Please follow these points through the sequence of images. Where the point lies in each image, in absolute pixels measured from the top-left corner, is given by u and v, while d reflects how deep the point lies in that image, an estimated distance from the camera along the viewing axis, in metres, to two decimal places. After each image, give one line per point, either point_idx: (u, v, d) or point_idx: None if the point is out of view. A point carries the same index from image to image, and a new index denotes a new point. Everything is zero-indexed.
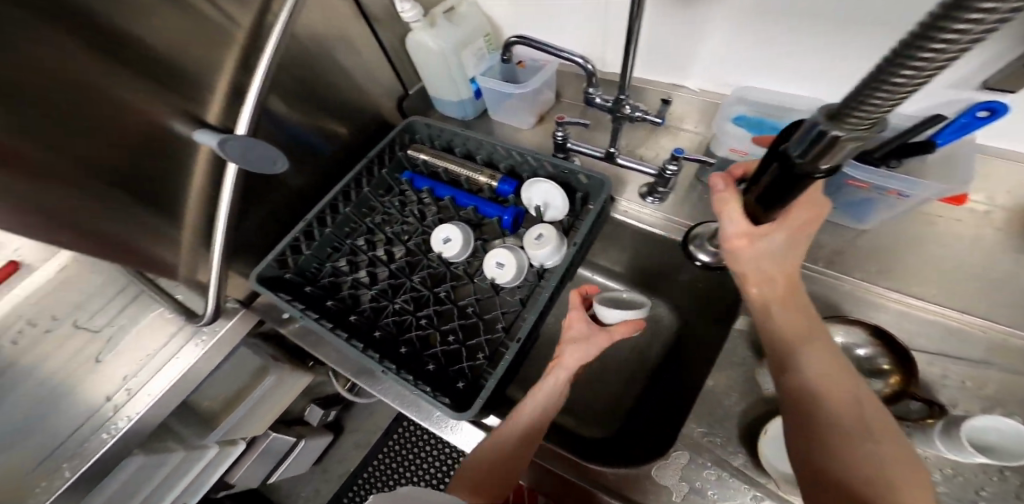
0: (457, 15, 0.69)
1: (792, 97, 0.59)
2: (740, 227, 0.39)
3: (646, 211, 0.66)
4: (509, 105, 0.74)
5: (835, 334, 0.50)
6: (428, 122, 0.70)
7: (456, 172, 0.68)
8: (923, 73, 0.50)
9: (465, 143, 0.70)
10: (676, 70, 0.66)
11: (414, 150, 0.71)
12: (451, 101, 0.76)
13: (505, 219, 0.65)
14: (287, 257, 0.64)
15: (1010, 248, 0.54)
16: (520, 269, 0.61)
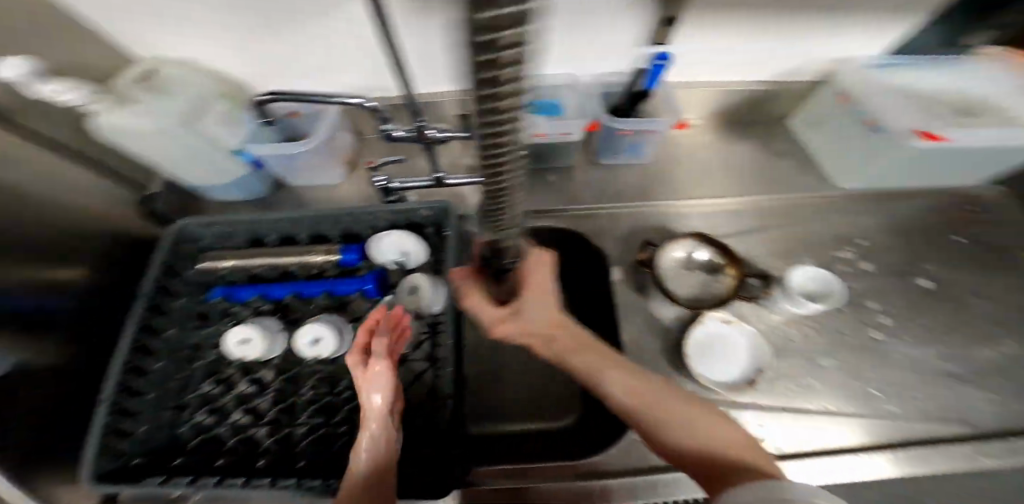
0: (161, 80, 0.55)
1: (557, 76, 0.65)
2: (493, 313, 0.46)
3: None
4: (304, 166, 0.68)
5: (679, 250, 0.61)
6: (211, 221, 0.57)
7: (285, 263, 0.58)
8: (613, 36, 0.60)
9: (276, 229, 0.60)
10: (447, 79, 0.66)
11: (212, 260, 0.57)
12: (223, 184, 0.65)
13: (368, 288, 0.58)
14: (111, 442, 0.44)
15: (723, 143, 0.76)
16: (412, 327, 0.54)
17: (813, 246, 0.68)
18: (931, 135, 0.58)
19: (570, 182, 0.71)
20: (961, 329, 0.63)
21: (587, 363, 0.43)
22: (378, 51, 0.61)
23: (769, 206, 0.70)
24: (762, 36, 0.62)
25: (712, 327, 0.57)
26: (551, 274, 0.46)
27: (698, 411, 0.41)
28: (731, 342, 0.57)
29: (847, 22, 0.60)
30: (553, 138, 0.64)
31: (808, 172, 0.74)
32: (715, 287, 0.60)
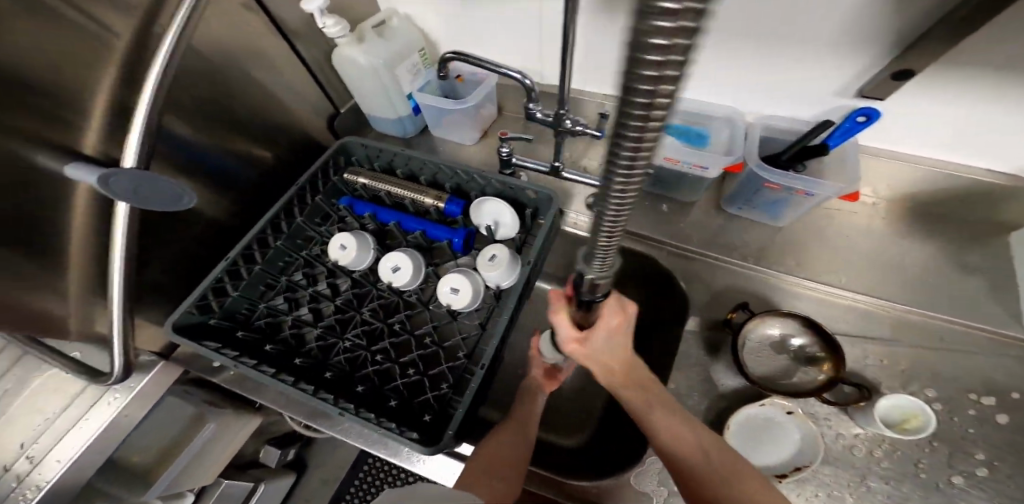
0: (387, 30, 0.66)
1: (715, 105, 0.61)
2: (571, 333, 0.44)
3: (590, 222, 0.68)
4: (449, 121, 0.73)
5: (770, 327, 0.55)
6: (364, 142, 0.66)
7: (398, 194, 0.64)
8: (818, 83, 0.53)
9: (409, 166, 0.66)
10: (607, 82, 0.66)
11: (351, 174, 0.66)
12: (388, 119, 0.74)
13: (455, 242, 0.62)
14: (209, 300, 0.55)
15: (894, 232, 0.62)
16: (476, 292, 0.57)
17: (950, 391, 0.53)
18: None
19: (684, 216, 0.66)
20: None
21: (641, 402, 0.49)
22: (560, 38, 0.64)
23: (914, 325, 0.57)
24: (992, 110, 0.49)
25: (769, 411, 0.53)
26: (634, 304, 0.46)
27: (743, 474, 0.44)
28: (784, 431, 0.52)
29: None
30: (687, 169, 0.58)
31: (998, 299, 0.56)
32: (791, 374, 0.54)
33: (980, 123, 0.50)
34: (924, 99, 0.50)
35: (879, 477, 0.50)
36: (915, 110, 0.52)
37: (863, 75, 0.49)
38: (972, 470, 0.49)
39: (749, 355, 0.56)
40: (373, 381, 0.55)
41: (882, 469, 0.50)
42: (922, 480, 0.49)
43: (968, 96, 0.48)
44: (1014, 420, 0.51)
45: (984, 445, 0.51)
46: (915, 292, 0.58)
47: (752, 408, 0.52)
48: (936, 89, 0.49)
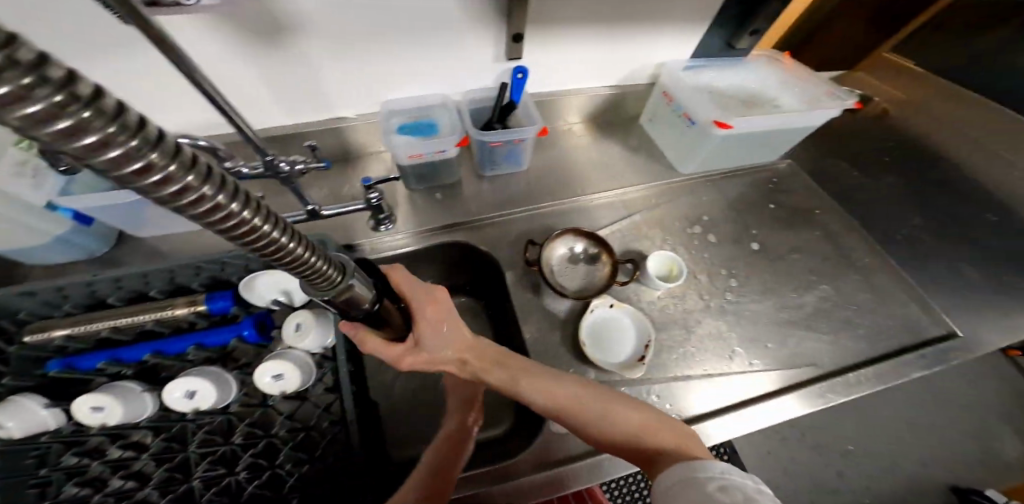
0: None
1: (425, 98, 0.69)
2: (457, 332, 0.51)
3: (384, 242, 0.65)
4: (151, 213, 0.58)
5: (561, 246, 0.66)
6: (28, 287, 0.46)
7: (129, 323, 0.48)
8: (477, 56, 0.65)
9: (123, 284, 0.50)
10: (321, 108, 0.66)
11: (36, 332, 0.46)
12: (42, 246, 0.53)
13: (247, 333, 0.53)
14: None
15: (589, 143, 0.85)
16: (305, 363, 0.50)
17: (667, 228, 0.78)
18: (723, 124, 0.70)
19: (456, 198, 0.72)
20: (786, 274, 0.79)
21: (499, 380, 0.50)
22: (231, 82, 0.58)
23: (632, 197, 0.79)
24: (584, 49, 0.71)
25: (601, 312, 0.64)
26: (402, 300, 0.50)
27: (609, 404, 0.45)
28: (618, 323, 0.64)
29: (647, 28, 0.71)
30: (430, 156, 0.65)
31: (656, 160, 0.85)
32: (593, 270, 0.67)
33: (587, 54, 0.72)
34: (547, 51, 0.69)
35: (673, 308, 0.70)
36: (547, 57, 0.70)
37: (500, 42, 0.63)
38: (728, 283, 0.74)
39: (559, 278, 0.65)
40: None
41: (672, 303, 0.71)
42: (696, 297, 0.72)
43: (567, 41, 0.68)
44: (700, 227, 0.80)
45: (700, 252, 0.78)
46: (620, 176, 0.81)
47: (587, 321, 0.62)
48: (550, 41, 0.67)
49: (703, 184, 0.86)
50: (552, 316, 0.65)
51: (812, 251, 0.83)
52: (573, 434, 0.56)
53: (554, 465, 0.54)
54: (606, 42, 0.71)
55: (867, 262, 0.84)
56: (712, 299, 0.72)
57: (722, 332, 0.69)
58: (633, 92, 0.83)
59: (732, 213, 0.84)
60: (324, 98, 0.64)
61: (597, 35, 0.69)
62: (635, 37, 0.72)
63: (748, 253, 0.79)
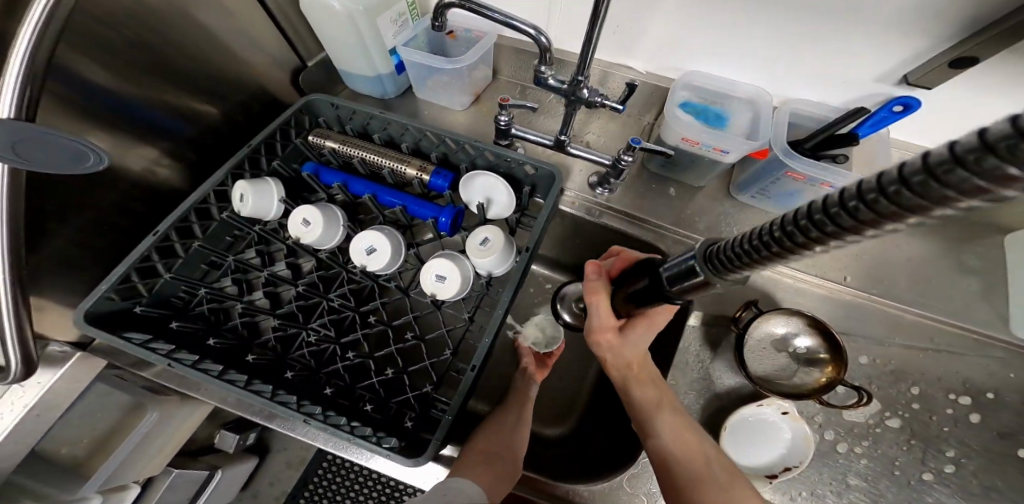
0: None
1: (742, 84, 0.53)
2: (607, 320, 0.45)
3: (593, 203, 0.58)
4: (438, 83, 0.59)
5: (777, 324, 0.53)
6: (333, 101, 0.54)
7: (375, 163, 0.54)
8: (863, 64, 0.46)
9: (388, 130, 0.56)
10: (617, 48, 0.56)
11: (317, 136, 0.55)
12: (363, 77, 0.59)
13: (441, 220, 0.53)
14: (134, 283, 0.46)
15: (899, 228, 0.61)
16: (466, 280, 0.50)
17: (931, 387, 0.55)
18: None
19: (689, 201, 0.59)
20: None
21: (648, 400, 0.45)
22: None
23: (911, 325, 0.56)
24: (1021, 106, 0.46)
25: (764, 412, 0.52)
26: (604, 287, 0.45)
27: (733, 482, 0.41)
28: (776, 431, 0.52)
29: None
30: (705, 151, 0.52)
31: (991, 300, 0.57)
32: (791, 367, 0.53)
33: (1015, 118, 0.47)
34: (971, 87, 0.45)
35: (859, 475, 0.51)
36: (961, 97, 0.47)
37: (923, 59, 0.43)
38: (942, 467, 0.52)
39: (748, 353, 0.53)
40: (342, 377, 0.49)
41: (861, 466, 0.52)
42: (895, 478, 0.51)
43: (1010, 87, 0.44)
44: (981, 415, 0.54)
45: (955, 441, 0.53)
46: (906, 287, 0.57)
47: (747, 409, 0.52)
48: (987, 80, 0.44)
49: None
50: (706, 383, 0.54)
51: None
52: None
53: None
54: None
55: None
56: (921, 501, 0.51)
57: None
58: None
59: None
60: (636, 41, 0.54)
61: None
62: None
63: None
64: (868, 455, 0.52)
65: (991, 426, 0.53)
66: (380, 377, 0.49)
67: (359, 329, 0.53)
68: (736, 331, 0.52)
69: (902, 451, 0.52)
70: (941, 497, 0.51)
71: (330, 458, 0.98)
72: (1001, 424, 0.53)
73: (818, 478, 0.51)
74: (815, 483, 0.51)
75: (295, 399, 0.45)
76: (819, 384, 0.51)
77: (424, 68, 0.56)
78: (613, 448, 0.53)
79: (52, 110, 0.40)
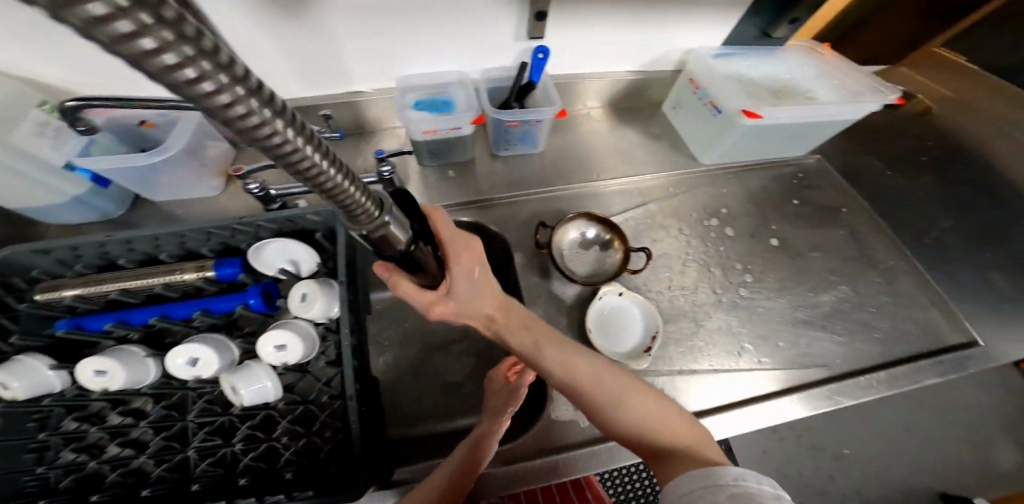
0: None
1: (444, 74, 0.66)
2: (426, 298, 0.47)
3: None
4: (162, 178, 0.59)
5: (575, 230, 0.65)
6: (40, 247, 0.48)
7: (143, 286, 0.50)
8: (485, 37, 0.62)
9: (131, 248, 0.52)
10: (341, 80, 0.64)
11: (50, 291, 0.48)
12: (59, 205, 0.55)
13: (251, 303, 0.52)
14: None
15: (613, 126, 0.81)
16: (306, 335, 0.50)
17: (689, 222, 0.76)
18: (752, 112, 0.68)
19: (469, 175, 0.71)
20: (795, 270, 0.78)
21: (526, 344, 0.51)
22: (265, 48, 0.56)
23: (651, 187, 0.77)
24: (607, 29, 0.67)
25: (610, 301, 0.62)
26: (405, 277, 0.45)
27: (633, 388, 0.47)
28: (627, 312, 0.63)
29: (679, 16, 0.68)
30: (445, 133, 0.63)
31: (678, 149, 0.81)
32: (602, 254, 0.65)
33: (606, 39, 0.69)
34: (572, 30, 0.66)
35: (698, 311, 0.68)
36: (570, 36, 0.67)
37: (523, 20, 0.61)
38: (744, 278, 0.73)
39: (569, 261, 0.64)
40: (256, 467, 0.46)
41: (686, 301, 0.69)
42: (709, 295, 0.70)
43: (592, 21, 0.65)
44: (727, 225, 0.78)
45: (730, 253, 0.75)
46: (637, 162, 0.78)
47: (596, 306, 0.61)
48: (576, 21, 0.64)
49: (736, 177, 0.84)
50: (557, 301, 0.64)
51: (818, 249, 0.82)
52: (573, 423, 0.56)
53: (539, 453, 0.55)
54: (639, 28, 0.69)
55: (892, 265, 0.86)
56: (721, 292, 0.71)
57: (732, 329, 0.68)
58: (659, 79, 0.79)
59: (773, 215, 0.82)
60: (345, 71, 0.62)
61: (630, 17, 0.66)
62: (668, 21, 0.68)
63: (779, 259, 0.78)
64: (687, 292, 0.70)
65: (737, 229, 0.78)
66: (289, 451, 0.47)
67: (244, 425, 0.48)
68: (548, 252, 0.63)
69: (702, 275, 0.71)
70: (735, 290, 0.72)
71: None
72: (745, 227, 0.79)
73: (680, 331, 0.66)
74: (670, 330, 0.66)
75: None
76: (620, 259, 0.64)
77: (123, 171, 0.55)
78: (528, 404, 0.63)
79: None
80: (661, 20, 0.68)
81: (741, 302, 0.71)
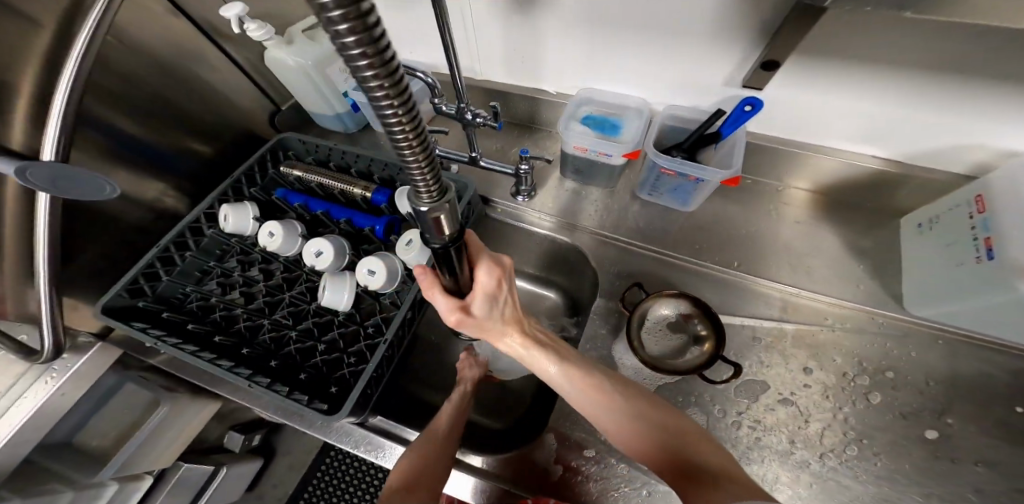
0: (321, 31, 0.65)
1: (628, 96, 0.61)
2: (452, 304, 0.41)
3: (516, 211, 0.67)
4: (386, 119, 0.70)
5: (666, 307, 0.59)
6: (301, 138, 0.67)
7: (329, 185, 0.65)
8: (705, 72, 0.54)
9: (340, 158, 0.67)
10: (532, 77, 0.65)
11: (286, 167, 0.67)
12: (327, 116, 0.72)
13: (377, 229, 0.63)
14: (141, 284, 0.61)
15: (809, 219, 0.64)
16: (392, 273, 0.59)
17: (831, 370, 0.59)
18: None
19: (604, 203, 0.67)
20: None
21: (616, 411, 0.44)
22: (484, 31, 0.61)
23: (804, 308, 0.61)
24: (861, 92, 0.50)
25: None
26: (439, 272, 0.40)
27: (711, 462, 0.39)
28: None
29: (995, 101, 0.45)
30: (592, 156, 0.60)
31: (882, 280, 0.60)
32: (688, 351, 0.58)
33: (848, 108, 0.53)
34: (804, 84, 0.52)
35: (759, 460, 0.55)
36: (796, 89, 0.53)
37: (746, 66, 0.51)
38: (847, 453, 0.55)
39: (647, 335, 0.60)
40: (292, 358, 0.62)
41: (761, 445, 0.56)
42: (797, 460, 0.54)
43: (846, 76, 0.49)
44: (883, 395, 0.57)
45: (858, 421, 0.56)
46: (813, 274, 0.61)
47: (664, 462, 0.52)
48: (817, 76, 0.50)
49: (951, 348, 0.60)
50: (610, 361, 0.60)
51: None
52: (549, 473, 0.59)
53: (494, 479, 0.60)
54: (909, 101, 0.49)
55: None
56: (800, 448, 0.55)
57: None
58: (912, 179, 0.57)
59: (971, 413, 0.56)
60: (542, 67, 0.62)
61: (910, 86, 0.47)
62: (959, 108, 0.48)
63: (949, 478, 0.53)
64: (765, 434, 0.56)
65: (894, 407, 0.57)
66: (320, 357, 0.61)
67: (309, 318, 0.65)
68: (628, 314, 0.59)
69: (799, 428, 0.56)
70: (842, 476, 0.53)
71: (334, 453, 1.12)
72: (905, 405, 0.57)
73: None
74: None
75: (248, 371, 0.58)
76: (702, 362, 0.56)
77: (371, 105, 0.66)
78: (524, 436, 0.68)
79: (83, 148, 0.54)
80: (951, 103, 0.48)
81: (823, 473, 0.54)
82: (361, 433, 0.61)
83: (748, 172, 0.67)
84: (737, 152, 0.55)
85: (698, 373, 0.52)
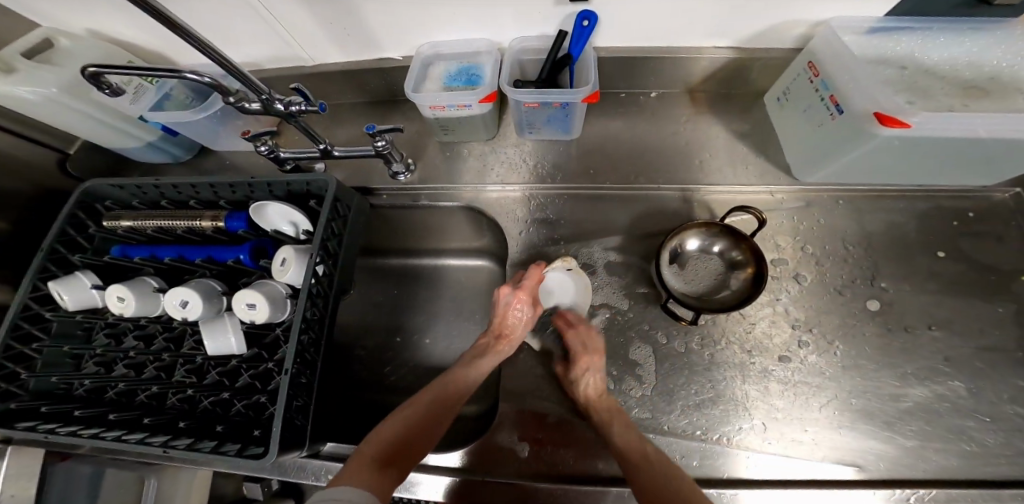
0: (58, 54, 0.56)
1: (473, 41, 0.60)
2: None
3: (405, 190, 0.63)
4: (206, 132, 0.65)
5: (691, 239, 0.56)
6: (112, 182, 0.57)
7: (169, 227, 0.57)
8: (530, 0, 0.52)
9: (177, 193, 0.59)
10: (369, 47, 0.62)
11: (111, 221, 0.57)
12: (138, 148, 0.66)
13: (243, 257, 0.57)
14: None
15: (688, 117, 0.65)
16: (275, 299, 0.53)
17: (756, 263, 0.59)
18: (895, 120, 0.44)
19: (482, 156, 0.65)
20: (919, 364, 0.53)
21: None
22: (294, 23, 0.56)
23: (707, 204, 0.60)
24: None
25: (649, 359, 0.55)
26: None
27: None
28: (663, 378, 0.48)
29: None
30: (454, 109, 0.57)
31: (768, 155, 0.62)
32: (618, 294, 0.58)
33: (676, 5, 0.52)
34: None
35: (727, 369, 0.54)
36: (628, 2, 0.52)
37: None
38: (801, 351, 0.54)
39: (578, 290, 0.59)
40: (211, 410, 0.53)
41: (717, 353, 0.55)
42: (752, 368, 0.54)
43: None
44: (808, 275, 0.58)
45: (794, 305, 0.57)
46: (704, 168, 0.61)
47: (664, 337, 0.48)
48: None
49: (857, 206, 0.61)
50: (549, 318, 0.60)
51: (986, 346, 0.54)
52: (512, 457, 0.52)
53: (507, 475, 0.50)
54: None
55: None
56: (758, 357, 0.54)
57: (775, 415, 0.52)
58: (766, 59, 0.59)
59: (895, 270, 0.58)
60: (369, 39, 0.60)
61: None
62: None
63: (905, 350, 0.54)
64: (710, 347, 0.55)
65: (828, 286, 0.57)
66: (240, 401, 0.52)
67: (213, 371, 0.56)
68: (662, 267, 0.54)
69: (742, 323, 0.57)
70: (808, 359, 0.54)
71: None
72: (835, 280, 0.57)
73: (683, 385, 0.54)
74: (679, 388, 0.54)
75: (165, 438, 0.48)
76: (748, 283, 0.53)
77: (181, 123, 0.62)
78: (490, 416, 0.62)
79: None
80: None
81: (788, 376, 0.53)
82: (318, 463, 0.52)
83: (621, 85, 0.67)
84: (593, 70, 0.55)
85: (738, 308, 0.50)
